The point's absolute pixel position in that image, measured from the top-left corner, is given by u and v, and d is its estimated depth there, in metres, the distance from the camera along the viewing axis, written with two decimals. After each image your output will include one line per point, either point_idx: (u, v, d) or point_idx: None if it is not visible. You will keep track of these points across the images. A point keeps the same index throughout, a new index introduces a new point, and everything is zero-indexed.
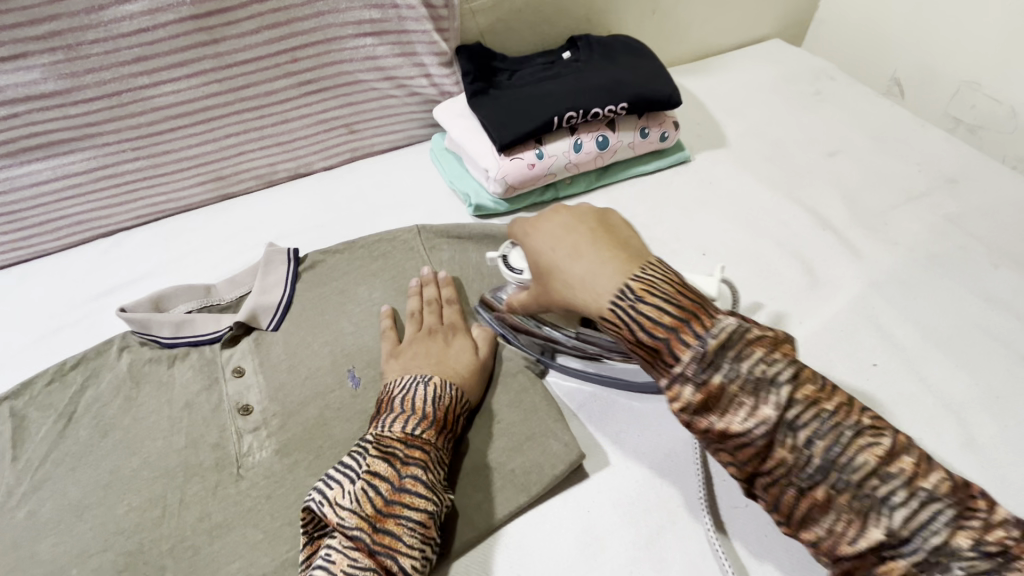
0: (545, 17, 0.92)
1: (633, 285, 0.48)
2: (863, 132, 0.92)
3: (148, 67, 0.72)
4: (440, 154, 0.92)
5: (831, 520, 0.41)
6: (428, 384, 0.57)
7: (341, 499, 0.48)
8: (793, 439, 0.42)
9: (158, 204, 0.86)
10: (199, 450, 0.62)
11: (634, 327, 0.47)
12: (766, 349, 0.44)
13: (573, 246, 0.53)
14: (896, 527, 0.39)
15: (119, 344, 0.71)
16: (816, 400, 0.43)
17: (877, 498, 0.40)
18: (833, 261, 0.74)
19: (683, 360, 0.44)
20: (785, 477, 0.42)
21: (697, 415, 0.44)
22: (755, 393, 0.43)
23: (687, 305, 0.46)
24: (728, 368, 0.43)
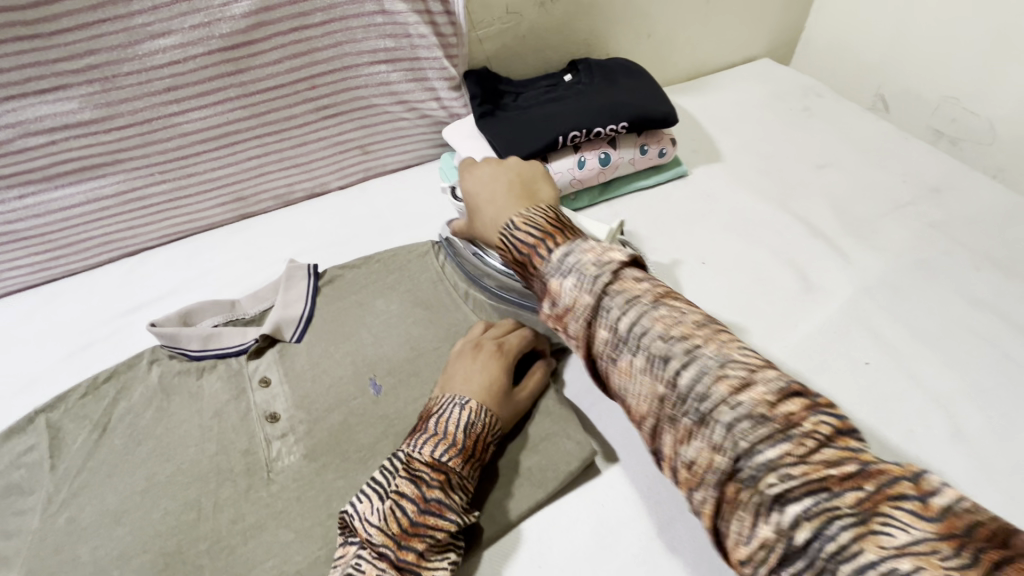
0: (547, 43, 0.97)
1: (516, 217, 0.54)
2: (850, 145, 0.98)
3: (178, 96, 0.77)
4: (450, 172, 0.96)
5: (696, 453, 0.40)
6: (464, 409, 0.58)
7: (370, 514, 0.52)
8: (655, 366, 0.43)
9: (182, 224, 0.90)
10: (229, 456, 0.65)
11: (512, 249, 0.53)
12: (599, 255, 0.48)
13: (492, 195, 0.62)
14: (749, 461, 0.38)
15: (150, 357, 0.75)
16: (631, 292, 0.46)
17: (725, 429, 0.39)
18: (825, 267, 0.78)
19: (542, 271, 0.50)
20: (658, 410, 0.43)
21: (552, 315, 0.49)
22: (584, 285, 0.47)
23: (552, 229, 0.52)
24: (563, 272, 0.48)
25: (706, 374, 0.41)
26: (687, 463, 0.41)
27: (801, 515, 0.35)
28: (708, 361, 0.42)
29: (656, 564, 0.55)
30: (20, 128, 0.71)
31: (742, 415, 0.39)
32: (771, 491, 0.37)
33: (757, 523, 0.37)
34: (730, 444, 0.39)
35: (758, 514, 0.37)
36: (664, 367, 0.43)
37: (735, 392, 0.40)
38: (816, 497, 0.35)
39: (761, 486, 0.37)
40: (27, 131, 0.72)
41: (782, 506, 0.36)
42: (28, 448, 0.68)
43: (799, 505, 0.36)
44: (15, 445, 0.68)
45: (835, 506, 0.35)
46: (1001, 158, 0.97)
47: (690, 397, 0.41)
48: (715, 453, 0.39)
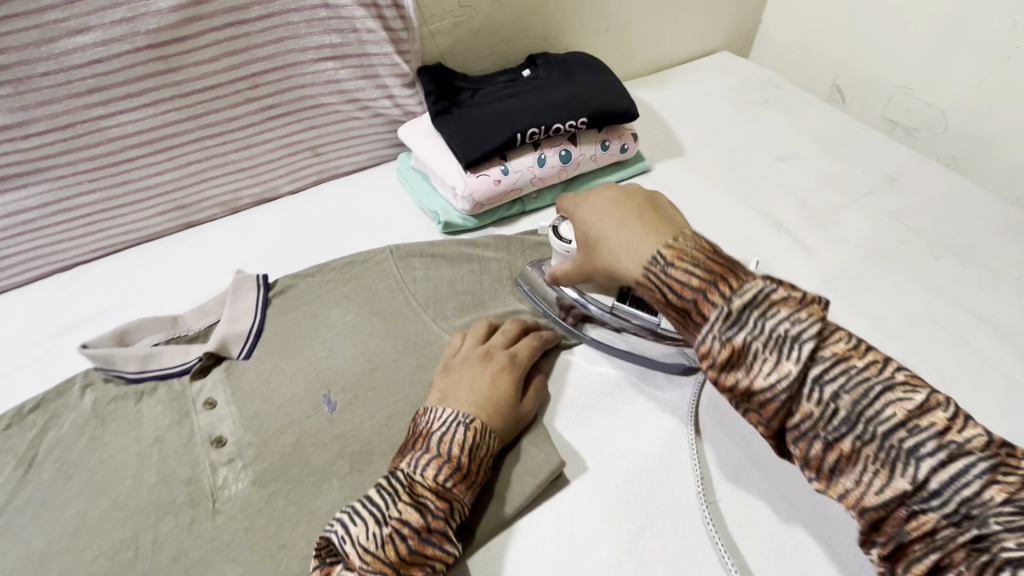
0: (502, 37, 0.94)
1: (665, 250, 0.54)
2: (809, 137, 0.98)
3: (103, 98, 0.71)
4: (406, 173, 0.92)
5: (866, 476, 0.43)
6: (468, 428, 0.56)
7: (366, 539, 0.48)
8: (812, 392, 0.45)
9: (118, 236, 0.83)
10: (172, 487, 0.60)
11: (666, 289, 0.53)
12: (792, 308, 0.46)
13: (619, 220, 0.60)
14: (937, 482, 0.40)
15: (82, 383, 0.69)
16: (843, 356, 0.45)
17: (915, 457, 0.41)
18: (789, 261, 0.78)
19: (710, 319, 0.49)
20: (830, 445, 0.44)
21: (723, 376, 0.48)
22: (779, 349, 0.45)
23: (717, 269, 0.51)
24: (744, 327, 0.47)
25: (875, 399, 0.43)
26: (857, 493, 0.43)
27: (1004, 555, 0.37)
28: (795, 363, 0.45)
29: None
30: None
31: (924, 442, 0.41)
32: (978, 517, 0.39)
33: (952, 550, 0.39)
34: (912, 472, 0.41)
35: (958, 539, 0.39)
36: (831, 401, 0.44)
37: (911, 418, 0.42)
38: (1012, 512, 0.38)
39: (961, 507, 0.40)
40: None
41: (989, 531, 0.38)
42: None
43: (1000, 520, 0.38)
44: None
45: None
46: (953, 147, 0.98)
47: (860, 422, 0.43)
48: (900, 481, 0.41)
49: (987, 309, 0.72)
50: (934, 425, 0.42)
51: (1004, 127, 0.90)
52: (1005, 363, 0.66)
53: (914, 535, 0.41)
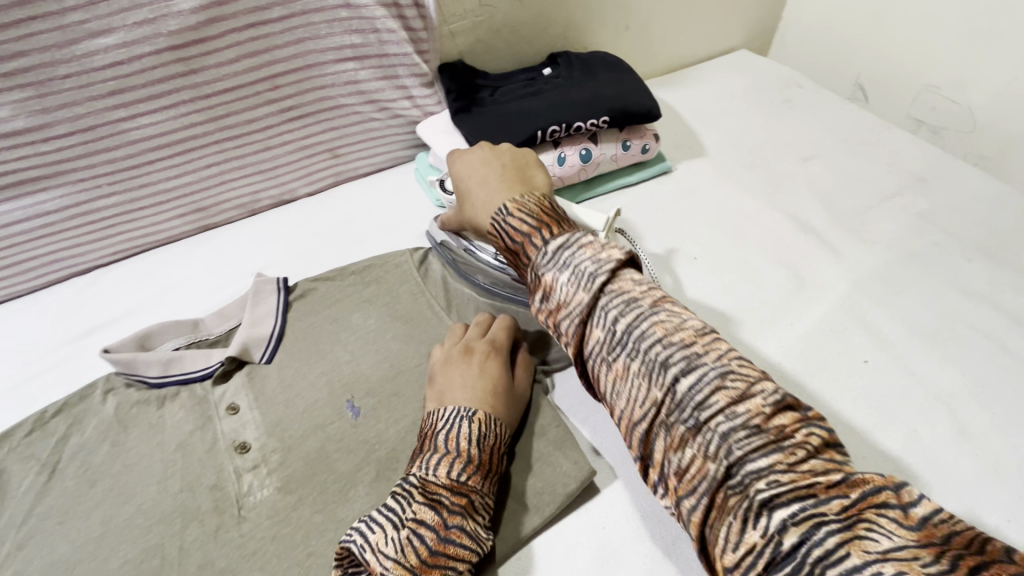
0: (522, 36, 0.93)
1: (509, 203, 0.55)
2: (835, 136, 0.96)
3: (124, 100, 0.70)
4: (426, 173, 0.91)
5: (686, 460, 0.41)
6: (473, 421, 0.55)
7: (384, 545, 0.47)
8: (653, 372, 0.43)
9: (138, 239, 0.83)
10: (197, 494, 0.60)
11: (505, 235, 0.54)
12: (597, 250, 0.48)
13: (484, 176, 0.61)
14: (742, 470, 0.38)
15: (103, 388, 0.68)
16: (626, 291, 0.46)
17: (721, 438, 0.40)
18: (817, 263, 0.76)
19: (535, 260, 0.50)
20: (653, 416, 0.43)
21: (543, 310, 0.49)
22: (580, 282, 0.47)
23: (547, 219, 0.53)
24: (557, 265, 0.48)
25: (706, 380, 0.41)
26: (677, 469, 0.41)
27: (760, 498, 0.37)
28: (709, 371, 0.41)
29: None
30: None
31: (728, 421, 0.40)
32: (759, 495, 0.37)
33: (744, 528, 0.37)
34: (676, 395, 0.42)
35: (747, 517, 0.37)
36: (634, 342, 0.44)
37: (732, 402, 0.40)
38: (801, 501, 0.36)
39: (749, 490, 0.38)
40: None
41: (770, 511, 0.37)
42: None
43: (788, 510, 0.36)
44: None
45: (823, 512, 0.36)
46: (982, 146, 0.96)
47: (690, 405, 0.41)
48: (707, 462, 0.40)
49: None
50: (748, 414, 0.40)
51: None
52: None
53: (713, 511, 0.39)
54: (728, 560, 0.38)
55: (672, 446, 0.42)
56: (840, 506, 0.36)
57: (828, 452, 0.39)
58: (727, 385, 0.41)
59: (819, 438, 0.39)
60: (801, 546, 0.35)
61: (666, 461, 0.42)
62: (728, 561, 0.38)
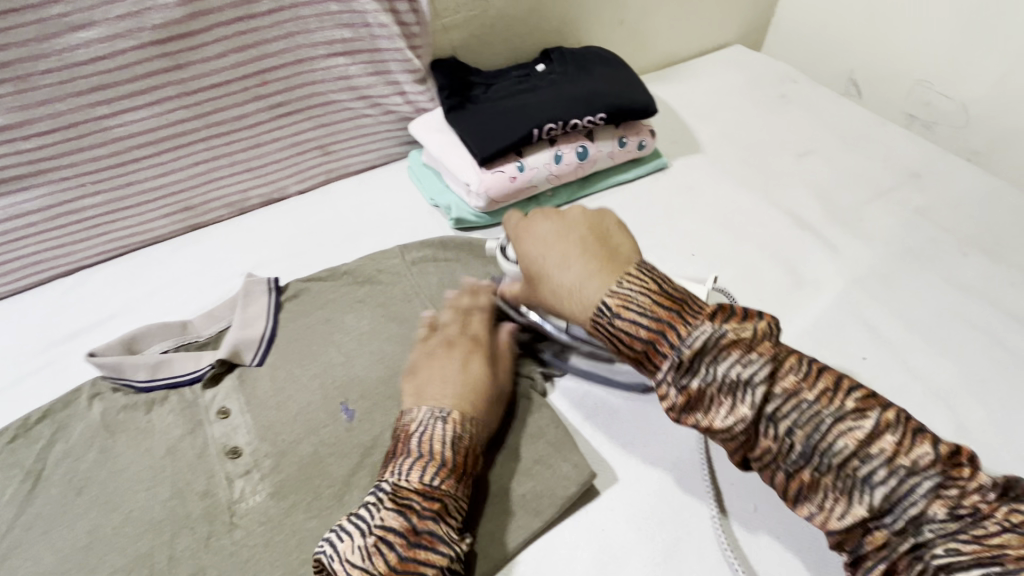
0: (516, 31, 0.92)
1: (611, 301, 0.50)
2: (830, 131, 0.96)
3: (107, 96, 0.68)
4: (419, 170, 0.90)
5: (758, 444, 0.46)
6: (447, 424, 0.53)
7: (351, 554, 0.46)
8: (772, 425, 0.46)
9: (125, 238, 0.81)
10: (187, 501, 0.58)
11: (617, 340, 0.50)
12: (742, 351, 0.46)
13: (563, 251, 0.56)
14: (865, 496, 0.43)
15: (90, 392, 0.67)
16: (795, 393, 0.46)
17: (886, 493, 0.42)
18: (814, 260, 0.76)
19: (664, 369, 0.48)
20: (768, 459, 0.46)
21: (686, 420, 0.48)
22: (734, 394, 0.46)
23: (663, 313, 0.49)
24: (705, 377, 0.47)
25: (822, 431, 0.44)
26: (844, 530, 0.43)
27: (938, 563, 0.40)
28: (881, 436, 0.43)
29: None
30: None
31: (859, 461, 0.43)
32: (937, 559, 0.40)
33: (868, 543, 0.43)
34: (793, 444, 0.45)
35: (909, 570, 0.42)
36: (787, 435, 0.45)
37: (893, 458, 0.42)
38: (915, 509, 0.42)
39: (869, 509, 0.43)
40: None
41: (938, 565, 0.40)
42: None
43: (969, 574, 0.39)
44: None
45: (988, 567, 0.38)
46: (974, 141, 0.97)
47: (815, 452, 0.44)
48: (850, 506, 0.43)
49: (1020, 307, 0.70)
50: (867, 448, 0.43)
51: None
52: None
53: (886, 573, 0.42)
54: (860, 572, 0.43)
55: (804, 486, 0.45)
56: (948, 509, 0.41)
57: (933, 445, 0.43)
58: (857, 416, 0.44)
59: (947, 451, 0.43)
60: None
61: (803, 506, 0.45)
62: None
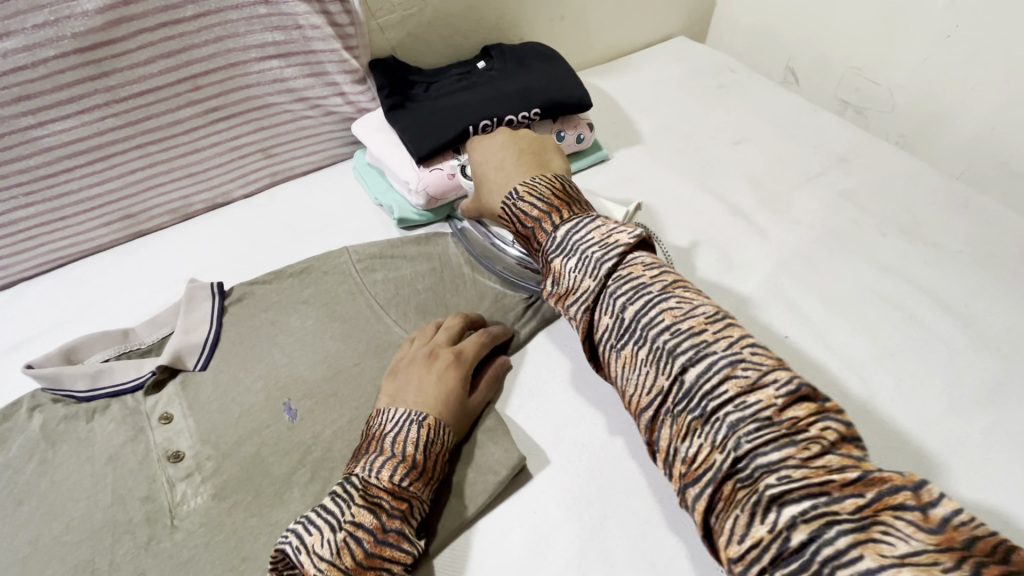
0: (455, 30, 0.93)
1: (518, 188, 0.62)
2: (764, 119, 0.99)
3: (31, 106, 0.67)
4: (363, 170, 0.90)
5: (642, 378, 0.49)
6: (422, 427, 0.55)
7: (320, 548, 0.47)
8: (661, 360, 0.48)
9: (64, 249, 0.80)
10: (127, 506, 0.59)
11: (516, 219, 0.61)
12: (605, 238, 0.55)
13: (498, 162, 0.68)
14: (754, 462, 0.41)
15: (29, 404, 0.67)
16: (636, 278, 0.52)
17: (739, 439, 0.42)
18: (744, 244, 0.79)
19: (544, 245, 0.58)
20: (666, 411, 0.47)
21: (553, 294, 0.56)
22: (587, 270, 0.54)
23: (557, 202, 0.60)
24: (563, 253, 0.56)
25: (729, 395, 0.44)
26: (697, 465, 0.44)
27: (773, 496, 0.40)
28: (743, 378, 0.44)
29: (589, 567, 0.54)
30: None
31: (743, 417, 0.43)
32: (769, 491, 0.40)
33: (752, 521, 0.40)
34: (702, 403, 0.45)
35: (756, 512, 0.40)
36: (680, 376, 0.47)
37: (744, 393, 0.44)
38: (815, 500, 0.38)
39: (763, 487, 0.40)
40: None
41: (779, 506, 0.39)
42: None
43: (799, 506, 0.39)
44: None
45: (835, 511, 0.38)
46: (902, 125, 1.01)
47: (701, 397, 0.45)
48: (715, 452, 0.43)
49: (934, 283, 0.74)
50: (762, 405, 0.43)
51: (946, 103, 0.93)
52: (948, 333, 0.69)
53: (722, 503, 0.42)
54: (733, 551, 0.41)
55: (680, 432, 0.46)
56: (854, 504, 0.38)
57: (846, 445, 0.41)
58: (753, 376, 0.44)
59: (844, 435, 0.42)
60: (809, 544, 0.37)
61: (678, 455, 0.46)
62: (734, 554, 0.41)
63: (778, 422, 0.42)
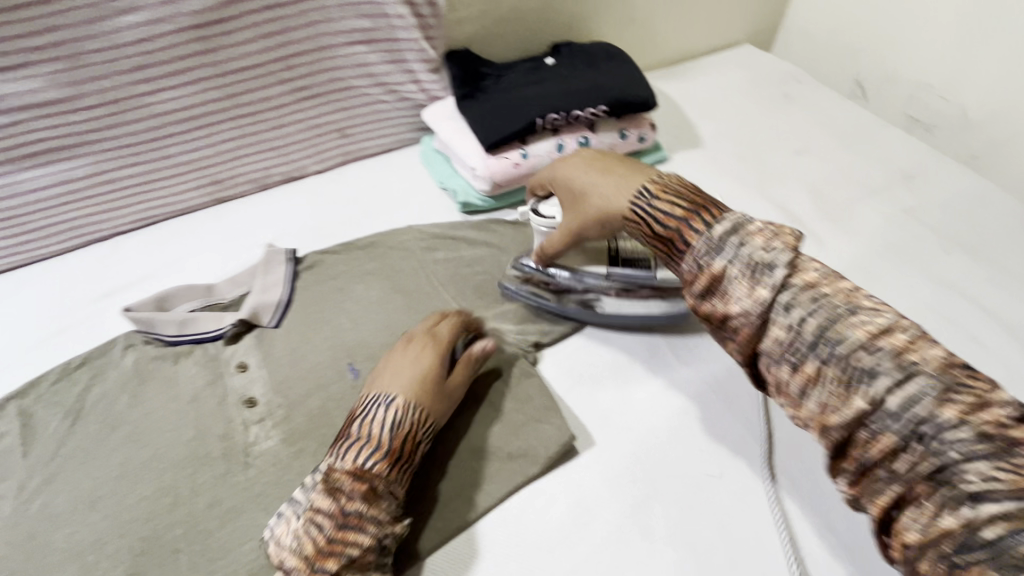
0: (527, 26, 0.96)
1: (649, 187, 0.59)
2: (828, 131, 0.98)
3: (148, 75, 0.75)
4: (430, 156, 0.95)
5: (823, 394, 0.46)
6: (389, 407, 0.57)
7: (285, 536, 0.52)
8: (792, 334, 0.48)
9: (156, 208, 0.88)
10: (207, 441, 0.65)
11: (649, 222, 0.57)
12: (766, 239, 0.51)
13: (603, 168, 0.63)
14: (941, 462, 0.41)
15: (123, 343, 0.74)
16: (815, 288, 0.49)
17: (934, 433, 0.41)
18: (799, 252, 0.80)
19: (693, 247, 0.54)
20: (851, 421, 0.45)
21: (703, 305, 0.53)
22: (753, 276, 0.50)
23: (692, 204, 0.56)
24: (726, 254, 0.51)
25: (900, 383, 0.43)
26: (868, 461, 0.44)
27: (967, 490, 0.39)
28: (922, 383, 0.42)
29: (629, 541, 0.57)
30: None
31: (948, 425, 0.41)
32: (964, 488, 0.40)
33: (939, 514, 0.40)
34: (878, 402, 0.44)
35: (943, 506, 0.40)
36: (845, 370, 0.45)
37: (947, 405, 0.41)
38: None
39: (953, 479, 0.40)
40: None
41: (975, 503, 0.39)
42: None
43: (1000, 506, 0.38)
44: None
45: None
46: (974, 146, 0.98)
47: (879, 393, 0.44)
48: (893, 446, 0.43)
49: (998, 305, 0.73)
50: (984, 423, 0.41)
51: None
52: (1009, 355, 0.68)
53: (902, 497, 0.43)
54: (911, 537, 0.42)
55: (878, 449, 0.44)
56: None
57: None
58: (894, 368, 0.43)
59: None
60: (1000, 542, 0.37)
61: (830, 435, 0.46)
62: (909, 540, 0.42)
63: (968, 419, 0.41)
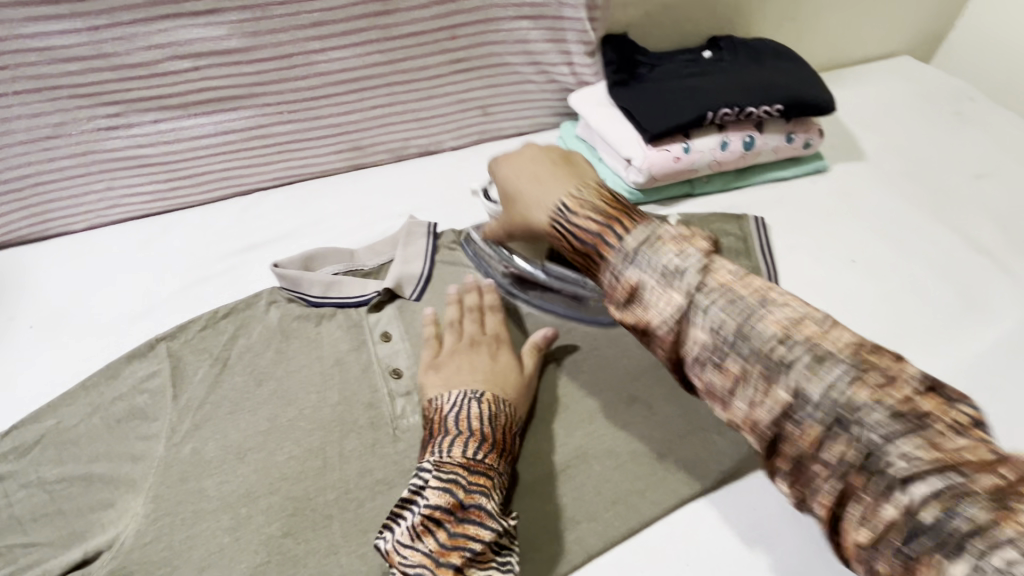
0: (689, 16, 0.91)
1: (568, 200, 0.52)
2: (1010, 155, 0.90)
3: (322, 33, 0.74)
4: (572, 141, 0.91)
5: (769, 411, 0.40)
6: (481, 402, 0.55)
7: (403, 534, 0.47)
8: (760, 367, 0.40)
9: (298, 168, 0.88)
10: (352, 409, 0.64)
11: (569, 236, 0.51)
12: (678, 244, 0.46)
13: (535, 175, 0.56)
14: (867, 444, 0.36)
15: (268, 299, 0.72)
16: (729, 288, 0.43)
17: (834, 412, 0.37)
18: (986, 284, 0.73)
19: (609, 261, 0.48)
20: (778, 415, 0.39)
21: (625, 314, 0.47)
22: (667, 282, 0.45)
23: (614, 213, 0.50)
24: (641, 266, 0.46)
25: (806, 360, 0.39)
26: (794, 447, 0.39)
27: (897, 475, 0.35)
28: (817, 351, 0.39)
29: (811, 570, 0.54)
30: (167, 50, 0.70)
31: (841, 384, 0.37)
32: (893, 471, 0.35)
33: (879, 505, 0.35)
34: (800, 390, 0.39)
35: (883, 495, 0.35)
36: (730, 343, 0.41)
37: (872, 390, 0.37)
38: (947, 477, 0.33)
39: (883, 465, 0.35)
40: (174, 54, 0.70)
41: (907, 486, 0.34)
42: (150, 374, 0.65)
43: (929, 486, 0.33)
44: (136, 369, 0.66)
45: (966, 486, 0.33)
46: None
47: (781, 372, 0.39)
48: (818, 436, 0.38)
49: None
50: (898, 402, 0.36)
51: None
52: None
53: (841, 492, 0.37)
54: (863, 538, 0.36)
55: (778, 418, 0.39)
56: (993, 485, 0.32)
57: (977, 431, 0.36)
58: (842, 355, 0.38)
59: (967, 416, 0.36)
60: (942, 522, 0.32)
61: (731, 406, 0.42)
62: (862, 539, 0.36)
63: (887, 404, 0.36)
